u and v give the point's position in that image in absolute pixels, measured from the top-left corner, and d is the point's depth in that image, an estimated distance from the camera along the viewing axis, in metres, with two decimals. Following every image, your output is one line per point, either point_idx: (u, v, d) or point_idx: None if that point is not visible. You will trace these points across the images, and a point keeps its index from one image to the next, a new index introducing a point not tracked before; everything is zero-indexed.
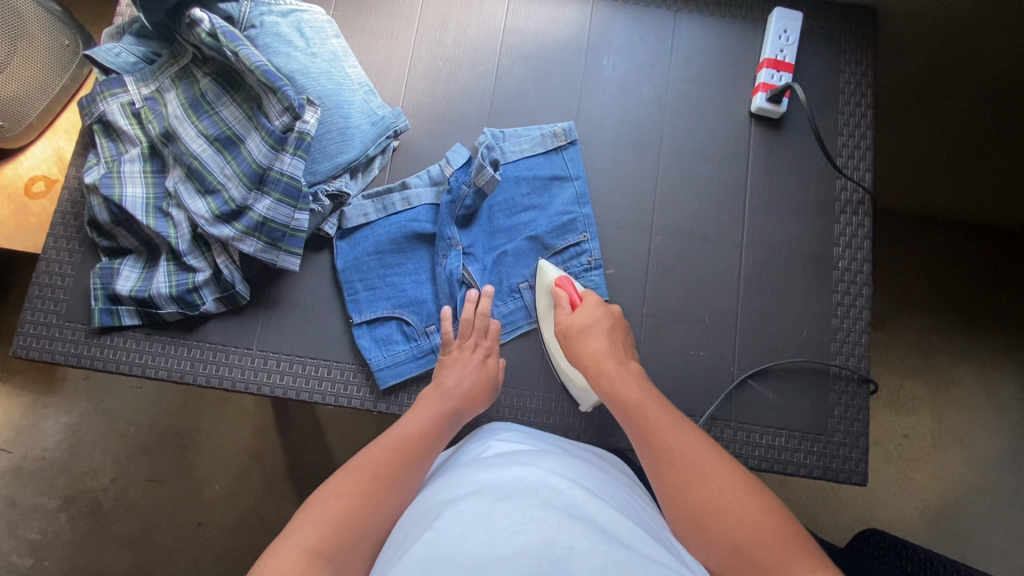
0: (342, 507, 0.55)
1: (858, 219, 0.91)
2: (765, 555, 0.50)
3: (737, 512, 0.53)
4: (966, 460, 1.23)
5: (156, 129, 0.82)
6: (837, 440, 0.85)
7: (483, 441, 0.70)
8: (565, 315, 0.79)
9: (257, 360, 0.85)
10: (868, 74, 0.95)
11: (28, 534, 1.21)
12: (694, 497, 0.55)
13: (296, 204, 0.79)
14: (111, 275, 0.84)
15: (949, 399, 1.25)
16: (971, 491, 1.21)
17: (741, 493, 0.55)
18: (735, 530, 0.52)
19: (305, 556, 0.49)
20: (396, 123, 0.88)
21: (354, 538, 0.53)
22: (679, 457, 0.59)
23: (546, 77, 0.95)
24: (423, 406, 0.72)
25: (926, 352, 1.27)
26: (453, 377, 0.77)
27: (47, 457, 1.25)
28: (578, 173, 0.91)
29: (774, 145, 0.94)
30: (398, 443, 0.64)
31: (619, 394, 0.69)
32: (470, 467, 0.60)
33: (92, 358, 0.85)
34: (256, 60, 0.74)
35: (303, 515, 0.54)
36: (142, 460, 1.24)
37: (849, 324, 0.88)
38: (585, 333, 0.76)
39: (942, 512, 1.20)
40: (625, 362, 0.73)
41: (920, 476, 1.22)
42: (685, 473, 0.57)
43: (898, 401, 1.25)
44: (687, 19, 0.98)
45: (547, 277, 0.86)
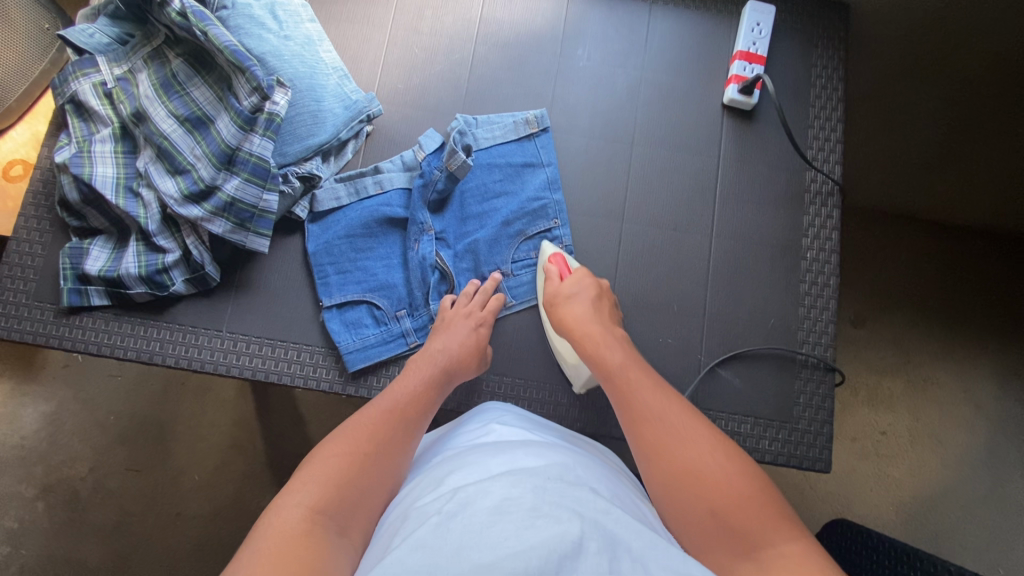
0: (340, 465, 0.59)
1: (827, 210, 0.92)
2: (742, 520, 0.53)
3: (712, 476, 0.57)
4: (941, 453, 1.24)
5: (127, 109, 0.82)
6: (802, 427, 0.86)
7: (484, 423, 0.72)
8: (555, 285, 0.83)
9: (227, 342, 0.85)
10: (840, 69, 0.96)
11: (6, 522, 1.20)
12: (671, 463, 0.59)
13: (265, 184, 0.79)
14: (80, 254, 0.84)
15: (924, 394, 1.26)
16: (944, 486, 1.22)
17: (719, 459, 0.59)
18: (712, 495, 0.56)
19: (309, 514, 0.54)
20: (369, 107, 0.89)
21: (354, 498, 0.57)
22: (659, 422, 0.63)
23: (521, 67, 0.95)
24: (412, 370, 0.76)
25: (897, 350, 1.28)
26: (443, 343, 0.79)
27: (25, 444, 1.24)
28: (550, 160, 0.92)
29: (745, 137, 0.94)
30: (393, 410, 0.68)
31: (602, 359, 0.73)
32: (478, 454, 0.61)
33: (60, 338, 0.84)
34: (225, 41, 0.75)
35: (306, 475, 0.58)
36: (120, 447, 1.24)
37: (816, 314, 0.89)
38: (570, 300, 0.80)
39: (917, 507, 1.21)
40: (608, 329, 0.77)
41: (896, 471, 1.23)
42: (664, 441, 0.61)
43: (874, 397, 1.26)
44: (662, 12, 0.98)
45: (545, 252, 0.88)
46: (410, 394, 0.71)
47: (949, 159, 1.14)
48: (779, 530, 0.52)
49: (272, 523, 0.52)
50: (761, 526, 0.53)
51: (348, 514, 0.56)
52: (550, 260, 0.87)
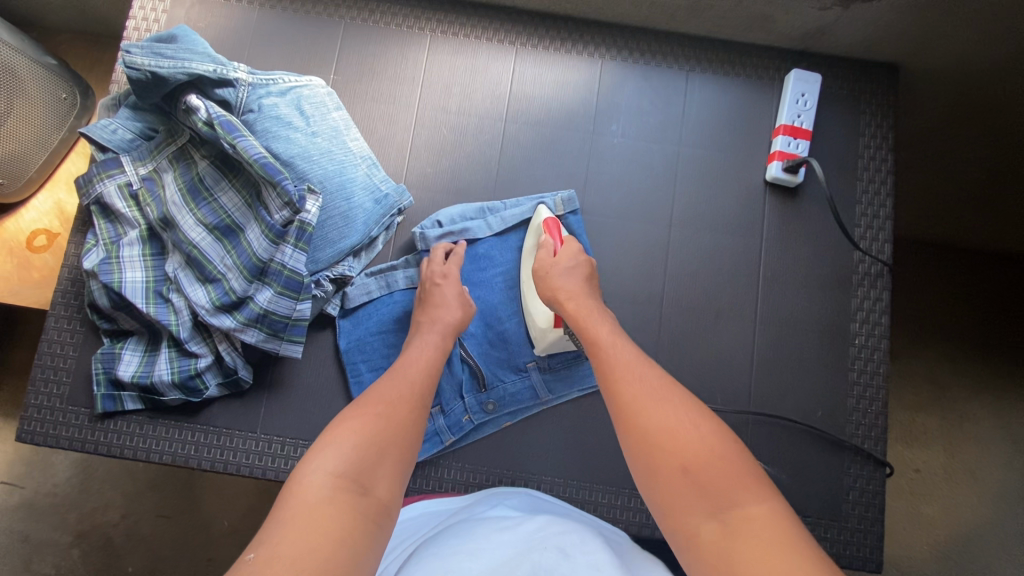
0: (359, 428, 0.61)
1: (876, 293, 0.88)
2: (712, 479, 0.54)
3: (683, 435, 0.58)
4: (978, 495, 1.20)
5: (154, 213, 0.81)
6: (851, 525, 0.83)
7: (482, 502, 0.74)
8: (549, 257, 0.81)
9: (262, 444, 0.84)
10: (888, 138, 0.92)
11: (42, 568, 1.20)
12: (643, 425, 0.59)
13: (299, 295, 0.77)
14: (112, 359, 0.83)
15: (962, 435, 1.22)
16: (981, 528, 1.19)
17: (693, 420, 0.59)
18: (685, 454, 0.56)
19: (333, 480, 0.56)
20: (399, 201, 0.86)
21: (373, 458, 0.60)
22: (636, 381, 0.63)
23: (553, 144, 0.92)
24: (416, 346, 0.76)
25: (943, 405, 1.23)
26: (429, 315, 0.79)
27: (58, 492, 1.23)
28: (583, 246, 0.89)
29: (790, 214, 0.90)
30: (403, 378, 0.70)
31: (590, 331, 0.71)
32: (475, 526, 0.63)
33: (95, 443, 0.84)
34: (254, 153, 0.72)
35: (328, 439, 0.60)
36: (152, 497, 1.23)
37: (865, 404, 0.86)
38: (562, 272, 0.78)
39: (952, 549, 1.18)
40: (599, 305, 0.76)
41: (931, 510, 1.20)
42: (639, 402, 0.61)
43: (910, 435, 1.23)
44: (701, 79, 0.94)
45: (538, 218, 0.86)
46: (419, 364, 0.73)
47: (989, 200, 1.08)
48: (753, 493, 0.53)
49: (297, 494, 0.55)
50: (733, 488, 0.54)
51: (371, 475, 0.59)
52: (543, 227, 0.84)
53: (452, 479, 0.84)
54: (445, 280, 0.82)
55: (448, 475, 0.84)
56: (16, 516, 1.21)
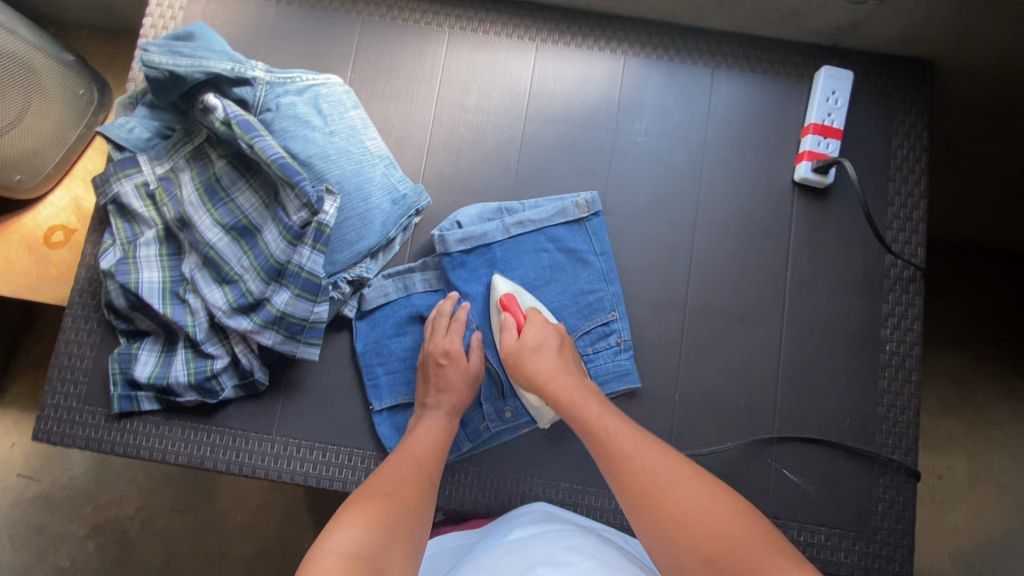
0: (368, 509, 0.61)
1: (908, 298, 0.85)
2: (729, 553, 0.53)
3: (695, 517, 0.57)
4: (1005, 506, 1.17)
5: (170, 213, 0.80)
6: (879, 538, 0.81)
7: (499, 530, 0.71)
8: (513, 340, 0.77)
9: (277, 446, 0.83)
10: (924, 138, 0.88)
11: (57, 562, 1.20)
12: (658, 507, 0.59)
13: (316, 298, 0.75)
14: (129, 359, 0.82)
15: (991, 445, 1.19)
16: (1009, 540, 1.16)
17: (701, 497, 0.59)
18: (704, 536, 0.55)
19: (345, 560, 0.54)
20: (418, 201, 0.84)
21: (385, 539, 0.58)
22: (639, 469, 0.62)
23: (573, 142, 0.90)
24: (421, 422, 0.77)
25: (971, 413, 1.20)
26: (435, 396, 0.78)
27: (74, 486, 1.23)
28: (604, 247, 0.86)
29: (818, 215, 0.88)
30: (413, 457, 0.71)
31: (578, 413, 0.70)
32: (491, 558, 0.62)
33: (112, 443, 0.83)
34: (272, 153, 0.71)
35: (337, 520, 0.59)
36: (166, 493, 1.23)
37: (895, 413, 0.83)
38: (537, 351, 0.76)
39: (978, 560, 1.15)
40: (579, 378, 0.75)
41: (955, 519, 1.17)
42: (648, 491, 0.60)
43: (933, 443, 1.20)
44: (727, 76, 0.91)
45: (497, 292, 0.83)
46: (426, 443, 0.74)
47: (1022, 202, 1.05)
48: (773, 558, 0.52)
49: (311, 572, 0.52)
50: (756, 557, 0.53)
51: (384, 557, 0.57)
52: (501, 305, 0.81)
53: (468, 485, 0.83)
54: (450, 360, 0.79)
55: (464, 480, 0.83)
56: (32, 509, 1.22)
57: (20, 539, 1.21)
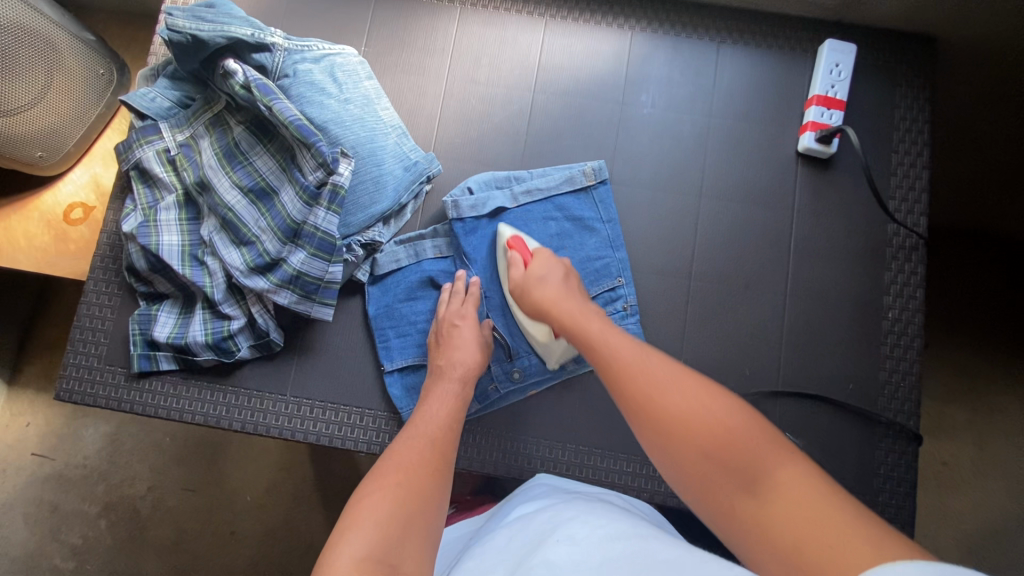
0: (379, 501, 0.60)
1: (910, 266, 0.87)
2: (732, 452, 0.53)
3: (693, 414, 0.57)
4: (1010, 489, 1.19)
5: (190, 178, 0.82)
6: (881, 500, 0.82)
7: (505, 510, 0.72)
8: (520, 274, 0.80)
9: (291, 406, 0.85)
10: (926, 110, 0.90)
11: (71, 539, 1.22)
12: (659, 413, 0.58)
13: (331, 258, 0.78)
14: (148, 321, 0.85)
15: (994, 426, 1.21)
16: (1013, 522, 1.17)
17: (699, 396, 0.58)
18: (702, 434, 0.55)
19: (357, 563, 0.53)
20: (429, 168, 0.86)
21: (397, 534, 0.57)
22: (637, 374, 0.62)
23: (581, 115, 0.92)
24: (435, 394, 0.77)
25: (976, 397, 1.22)
26: (446, 358, 0.80)
27: (88, 464, 1.26)
28: (610, 216, 0.89)
29: (821, 186, 0.89)
30: (422, 437, 0.70)
31: (581, 330, 0.71)
32: (496, 543, 0.63)
33: (131, 402, 0.86)
34: (290, 115, 0.74)
35: (349, 519, 0.58)
36: (178, 470, 1.25)
37: (897, 378, 0.84)
38: (541, 282, 0.78)
39: (984, 543, 1.17)
40: (583, 302, 0.75)
41: (959, 503, 1.19)
42: (646, 394, 0.60)
43: (938, 426, 1.22)
44: (732, 51, 0.93)
45: (502, 237, 0.85)
46: (438, 420, 0.73)
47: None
48: (776, 455, 0.53)
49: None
50: (758, 455, 0.53)
51: (397, 552, 0.56)
52: (509, 245, 0.83)
53: (476, 446, 0.85)
54: (463, 322, 0.82)
55: (472, 441, 0.85)
56: (48, 487, 1.24)
57: (36, 512, 1.23)
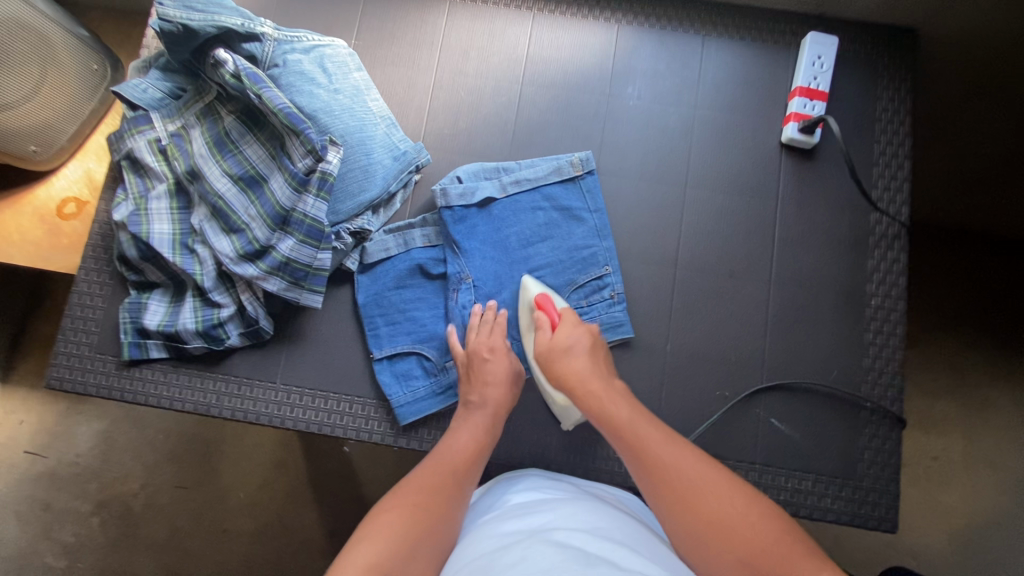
0: (395, 517, 0.61)
1: (892, 254, 0.88)
2: (767, 562, 0.56)
3: (731, 521, 0.59)
4: (998, 484, 1.20)
5: (181, 167, 0.83)
6: (865, 485, 0.83)
7: (502, 494, 0.73)
8: (547, 338, 0.80)
9: (281, 394, 0.86)
10: (907, 102, 0.91)
11: (63, 537, 1.22)
12: (695, 513, 0.60)
13: (320, 244, 0.79)
14: (139, 309, 0.86)
15: (982, 420, 1.22)
16: (1001, 515, 1.19)
17: (733, 498, 0.61)
18: (738, 542, 0.57)
19: (363, 569, 0.55)
20: (417, 157, 0.87)
21: (407, 550, 0.58)
22: (672, 473, 0.63)
23: (569, 107, 0.93)
24: (461, 425, 0.77)
25: (965, 392, 1.23)
26: (478, 394, 0.79)
27: (79, 462, 1.25)
28: (597, 205, 0.90)
29: (805, 176, 0.90)
30: (441, 460, 0.71)
31: (608, 414, 0.71)
32: (493, 524, 0.64)
33: (122, 390, 0.86)
34: (279, 103, 0.75)
35: (362, 532, 0.60)
36: (170, 467, 1.25)
37: (881, 364, 0.85)
38: (568, 354, 0.78)
39: (972, 537, 1.18)
40: (608, 379, 0.76)
41: (949, 498, 1.20)
42: (684, 496, 0.61)
43: (927, 421, 1.23)
44: (717, 44, 0.94)
45: (529, 294, 0.85)
46: (460, 448, 0.73)
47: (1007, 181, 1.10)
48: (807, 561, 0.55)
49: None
50: (789, 561, 0.55)
51: (405, 566, 0.57)
52: (535, 305, 0.83)
53: None
54: (494, 355, 0.81)
55: None
56: (39, 485, 1.24)
57: (27, 510, 1.23)
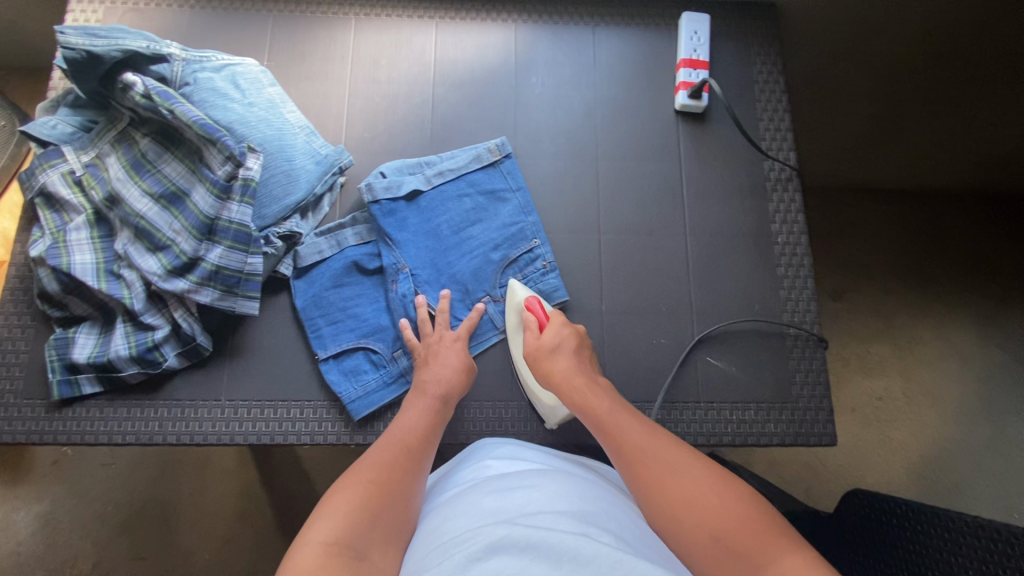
0: (351, 496, 0.60)
1: (789, 195, 0.97)
2: (744, 543, 0.54)
3: (705, 500, 0.58)
4: (939, 412, 1.30)
5: (99, 194, 0.83)
6: (803, 405, 0.88)
7: (479, 459, 0.73)
8: (533, 339, 0.83)
9: (227, 410, 0.84)
10: (777, 63, 1.03)
11: None
12: (671, 497, 0.59)
13: (248, 249, 0.80)
14: (66, 344, 0.83)
15: (910, 354, 1.33)
16: (947, 440, 1.28)
17: (713, 484, 0.60)
18: (712, 522, 0.56)
19: (325, 548, 0.54)
20: (340, 159, 0.91)
21: (367, 524, 0.58)
22: (651, 459, 0.64)
23: (480, 101, 0.99)
24: (407, 407, 0.77)
25: (891, 332, 1.34)
26: (430, 374, 0.80)
27: (19, 548, 1.16)
28: (518, 184, 0.95)
29: (701, 137, 0.99)
30: (397, 438, 0.70)
31: (591, 408, 0.73)
32: (470, 494, 0.63)
33: (54, 433, 0.82)
34: (193, 115, 0.77)
35: (322, 509, 0.59)
36: (121, 535, 1.17)
37: (796, 294, 0.93)
38: (553, 354, 0.80)
39: (925, 466, 1.26)
40: (591, 378, 0.78)
41: (900, 434, 1.28)
42: (660, 479, 0.61)
43: (866, 366, 1.32)
44: (606, 32, 1.03)
45: (517, 297, 0.88)
46: (412, 426, 0.73)
47: (890, 133, 1.25)
48: (788, 546, 0.53)
49: (292, 562, 0.52)
50: (765, 545, 0.53)
51: (364, 542, 0.56)
52: (525, 305, 0.86)
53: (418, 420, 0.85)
54: (456, 342, 0.84)
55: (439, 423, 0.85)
56: None
57: None
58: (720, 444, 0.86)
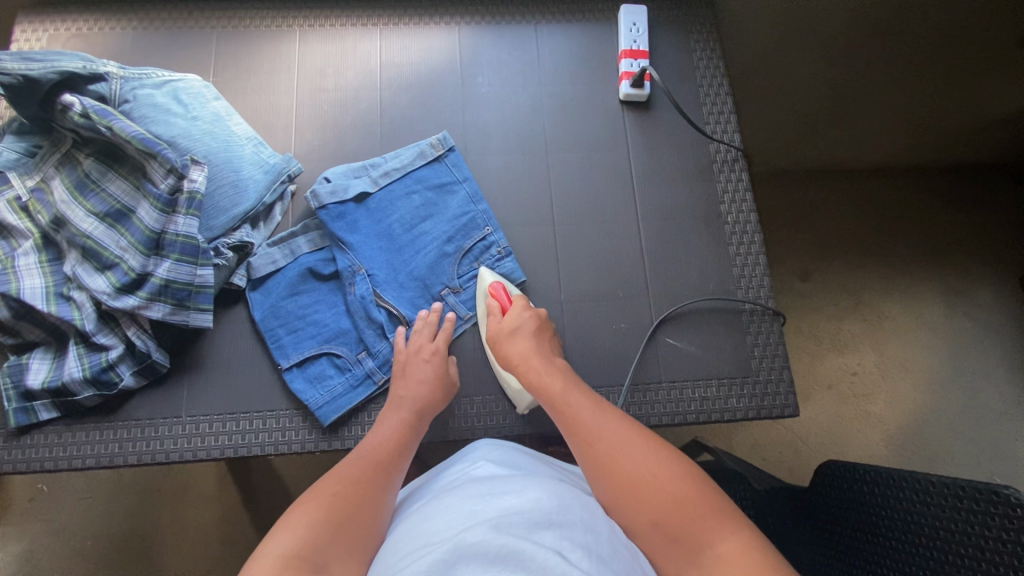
0: (314, 510, 0.59)
1: (736, 175, 0.99)
2: (686, 526, 0.56)
3: (653, 482, 0.59)
4: (914, 382, 1.31)
5: (45, 218, 0.82)
6: (763, 378, 0.89)
7: (465, 464, 0.72)
8: (497, 321, 0.82)
9: (189, 427, 0.83)
10: (716, 49, 1.05)
11: None
12: (619, 479, 0.61)
13: (197, 260, 0.81)
14: (20, 371, 0.82)
15: (879, 326, 1.35)
16: (922, 409, 1.29)
17: (662, 465, 0.61)
18: (657, 505, 0.58)
19: (283, 561, 0.52)
20: (288, 167, 0.91)
21: (329, 539, 0.56)
22: (602, 439, 0.65)
23: (428, 103, 1.00)
24: (384, 421, 0.77)
25: (859, 306, 1.36)
26: (406, 389, 0.80)
27: None
28: (465, 175, 0.96)
29: (647, 124, 1.01)
30: (366, 456, 0.70)
31: (544, 387, 0.73)
32: (449, 495, 0.63)
33: (13, 463, 0.81)
34: (131, 131, 0.77)
35: (283, 521, 0.58)
36: (98, 568, 1.15)
37: (750, 270, 0.95)
38: (512, 336, 0.80)
39: (903, 437, 1.28)
40: (547, 356, 0.78)
41: (877, 408, 1.30)
42: (609, 459, 0.62)
43: (840, 343, 1.34)
44: (549, 28, 1.05)
45: (485, 282, 0.89)
46: (385, 445, 0.73)
47: (841, 113, 1.27)
48: (732, 533, 0.55)
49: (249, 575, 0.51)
50: (707, 529, 0.55)
51: (326, 555, 0.55)
52: (490, 291, 0.86)
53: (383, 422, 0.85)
54: (434, 357, 0.83)
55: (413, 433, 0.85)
56: None
57: None
58: (684, 422, 0.87)
